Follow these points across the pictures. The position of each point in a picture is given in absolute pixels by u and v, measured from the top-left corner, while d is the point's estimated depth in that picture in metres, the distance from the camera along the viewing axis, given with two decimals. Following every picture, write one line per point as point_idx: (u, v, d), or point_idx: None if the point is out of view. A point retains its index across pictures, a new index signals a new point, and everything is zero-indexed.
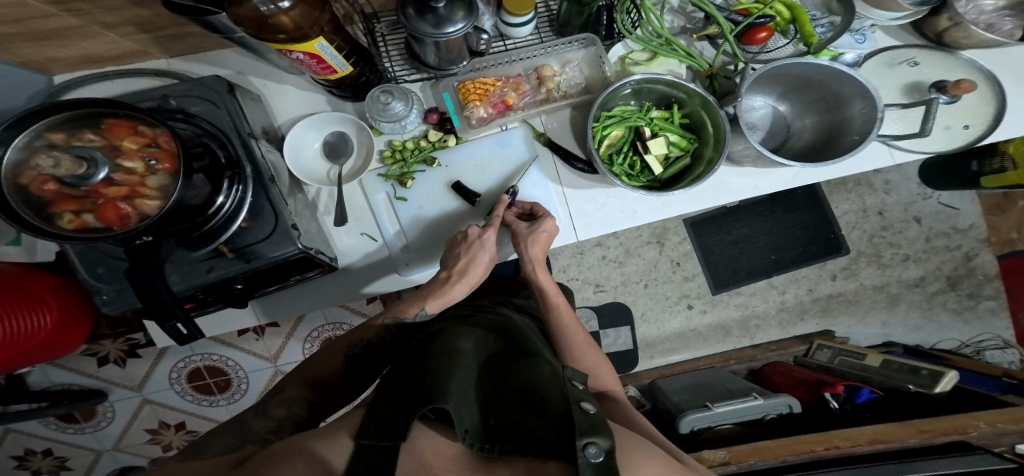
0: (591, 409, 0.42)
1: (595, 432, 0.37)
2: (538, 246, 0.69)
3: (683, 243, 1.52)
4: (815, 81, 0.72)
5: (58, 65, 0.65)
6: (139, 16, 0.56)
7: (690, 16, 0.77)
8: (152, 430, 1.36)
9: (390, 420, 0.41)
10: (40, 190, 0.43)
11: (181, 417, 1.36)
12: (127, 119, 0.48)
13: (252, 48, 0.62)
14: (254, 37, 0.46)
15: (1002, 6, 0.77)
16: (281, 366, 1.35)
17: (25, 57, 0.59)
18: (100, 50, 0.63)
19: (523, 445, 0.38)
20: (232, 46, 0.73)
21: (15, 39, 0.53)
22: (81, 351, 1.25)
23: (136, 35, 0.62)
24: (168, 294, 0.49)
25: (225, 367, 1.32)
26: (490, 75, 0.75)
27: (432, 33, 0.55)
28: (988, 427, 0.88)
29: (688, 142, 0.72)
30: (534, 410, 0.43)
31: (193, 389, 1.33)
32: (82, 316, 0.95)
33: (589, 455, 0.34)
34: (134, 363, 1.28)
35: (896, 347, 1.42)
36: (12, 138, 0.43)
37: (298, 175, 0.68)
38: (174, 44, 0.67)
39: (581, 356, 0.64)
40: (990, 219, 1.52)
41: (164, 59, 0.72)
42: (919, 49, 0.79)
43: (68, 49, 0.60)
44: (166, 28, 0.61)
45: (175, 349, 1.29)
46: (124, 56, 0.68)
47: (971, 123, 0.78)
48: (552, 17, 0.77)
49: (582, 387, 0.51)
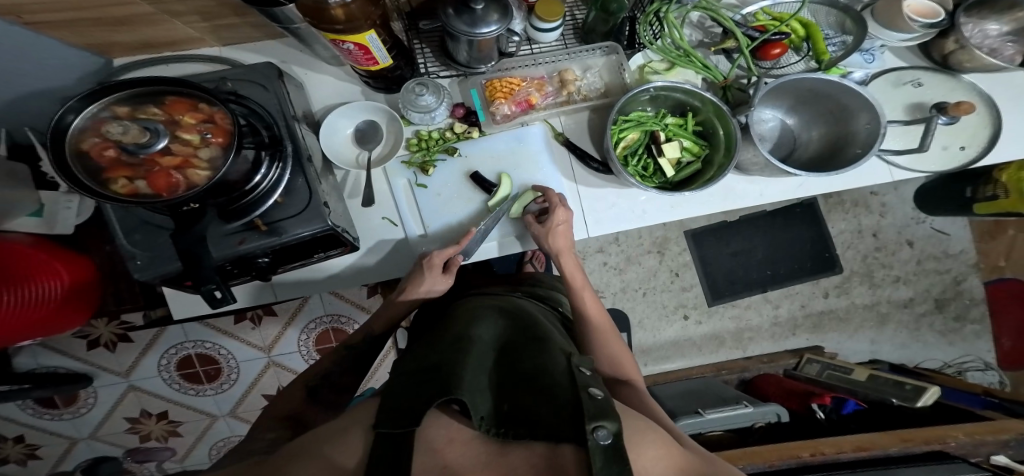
0: (599, 395, 0.45)
1: (603, 416, 0.39)
2: (560, 237, 0.73)
3: (684, 253, 1.56)
4: (825, 95, 0.77)
5: (115, 49, 0.71)
6: (204, 5, 0.61)
7: (709, 31, 0.82)
8: (132, 419, 1.37)
9: (404, 410, 0.42)
10: (100, 156, 0.46)
11: (163, 406, 1.37)
12: (187, 97, 0.51)
13: (302, 39, 0.67)
14: (313, 26, 0.51)
15: (1006, 31, 0.84)
16: (275, 357, 1.37)
17: (89, 40, 0.65)
18: (159, 36, 0.68)
19: (535, 430, 0.41)
20: (281, 37, 0.77)
21: (81, 23, 0.59)
22: (74, 333, 1.26)
23: (196, 24, 0.67)
24: (207, 259, 0.52)
25: (217, 356, 1.34)
26: (515, 76, 0.79)
27: (466, 31, 0.59)
28: (966, 437, 0.93)
29: (700, 148, 0.76)
30: (545, 396, 0.46)
31: (181, 377, 1.34)
32: (88, 293, 0.93)
33: (598, 438, 0.36)
34: (125, 348, 1.29)
35: (883, 365, 1.47)
36: (83, 106, 0.46)
37: (331, 158, 0.72)
38: (227, 33, 0.72)
39: (609, 350, 0.66)
40: (981, 246, 1.57)
41: (217, 47, 0.77)
42: (923, 71, 0.85)
43: (129, 35, 0.66)
44: (225, 18, 0.66)
45: (169, 336, 1.30)
46: (179, 42, 0.73)
47: (968, 144, 0.83)
48: (577, 25, 0.82)
49: (589, 372, 0.53)
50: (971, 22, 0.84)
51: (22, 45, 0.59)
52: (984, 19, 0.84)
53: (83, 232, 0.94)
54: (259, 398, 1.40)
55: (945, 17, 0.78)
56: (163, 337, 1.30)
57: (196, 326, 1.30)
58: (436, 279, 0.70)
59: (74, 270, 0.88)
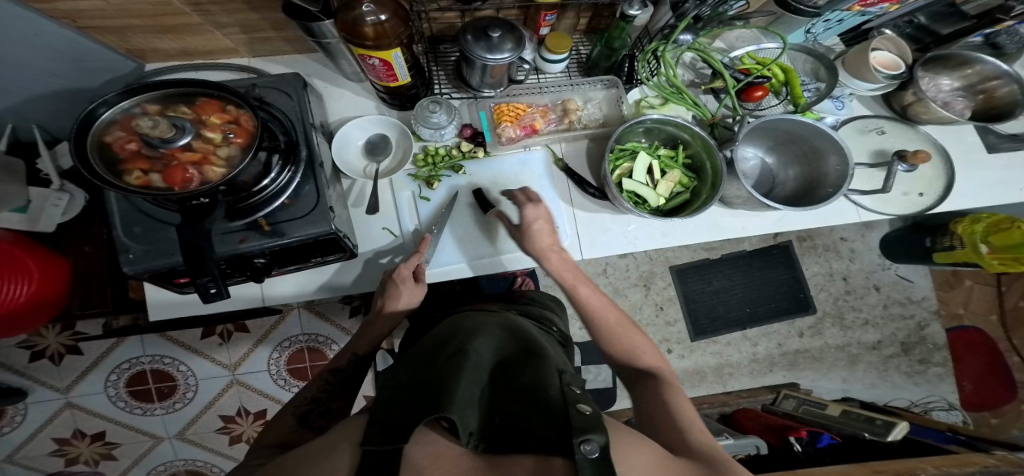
0: (588, 410, 0.42)
1: (591, 429, 0.37)
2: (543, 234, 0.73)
3: (669, 288, 1.60)
4: (799, 136, 0.85)
5: (153, 56, 0.77)
6: (247, 20, 0.69)
7: (699, 72, 0.91)
8: (61, 440, 1.26)
9: (391, 426, 0.40)
10: (121, 149, 0.48)
11: (102, 425, 1.26)
12: (218, 99, 0.54)
13: (329, 55, 0.71)
14: (347, 42, 0.59)
15: (957, 87, 0.96)
16: (240, 375, 1.30)
17: (129, 46, 0.71)
18: (197, 45, 0.75)
19: (525, 442, 0.40)
20: (309, 53, 0.83)
21: (136, 30, 0.66)
22: (19, 343, 1.20)
23: (235, 36, 0.74)
24: (211, 253, 0.51)
25: (175, 373, 1.27)
26: (522, 102, 0.85)
27: (483, 55, 0.65)
28: (936, 468, 0.96)
29: (689, 180, 0.83)
30: (541, 415, 0.43)
31: (130, 395, 1.26)
32: (59, 292, 0.85)
33: (586, 451, 0.34)
34: (72, 361, 1.22)
35: (854, 402, 1.51)
36: (117, 101, 0.49)
37: (339, 167, 0.75)
38: (262, 46, 0.79)
39: (621, 338, 0.67)
40: (941, 293, 1.68)
41: (245, 58, 0.82)
42: (884, 120, 0.95)
43: (170, 43, 0.73)
44: (264, 32, 0.74)
45: (125, 349, 1.24)
46: (214, 52, 0.78)
47: (925, 192, 0.91)
48: (581, 62, 0.90)
49: (579, 391, 0.50)
50: (927, 76, 0.96)
51: (64, 48, 0.64)
52: (938, 75, 0.96)
53: (67, 229, 0.90)
54: (215, 419, 1.31)
55: (904, 70, 0.88)
56: (117, 351, 1.24)
57: (157, 340, 1.25)
58: (411, 290, 0.72)
59: (51, 269, 0.83)
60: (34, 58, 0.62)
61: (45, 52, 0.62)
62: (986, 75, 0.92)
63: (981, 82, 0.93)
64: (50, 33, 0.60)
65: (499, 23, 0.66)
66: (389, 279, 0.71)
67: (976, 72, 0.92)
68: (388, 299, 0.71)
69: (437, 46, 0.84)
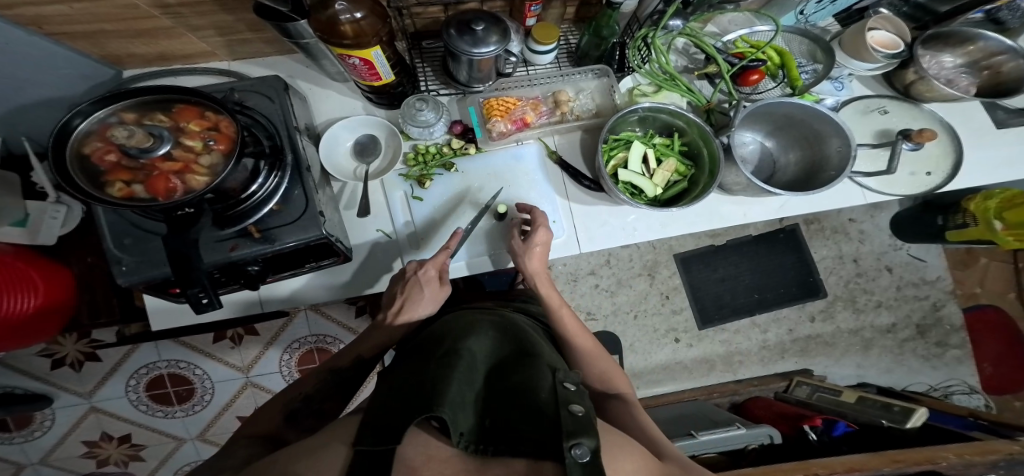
0: (580, 411, 0.41)
1: (581, 433, 0.36)
2: (536, 260, 0.72)
3: (673, 277, 1.57)
4: (799, 120, 0.82)
5: (131, 61, 0.77)
6: (221, 21, 0.68)
7: (692, 57, 0.88)
8: (90, 443, 1.30)
9: (385, 426, 0.40)
10: (101, 160, 0.48)
11: (128, 428, 1.30)
12: (195, 105, 0.53)
13: (311, 56, 0.71)
14: (325, 43, 0.59)
15: (959, 64, 0.92)
16: (254, 377, 1.32)
17: (104, 51, 0.71)
18: (175, 49, 0.74)
19: (516, 443, 0.38)
20: (291, 54, 0.83)
21: (110, 35, 0.66)
22: (38, 351, 1.18)
23: (212, 38, 0.73)
24: (200, 262, 0.50)
25: (191, 376, 1.28)
26: (512, 96, 0.83)
27: (468, 50, 0.63)
28: (958, 458, 0.93)
29: (686, 169, 0.81)
30: (531, 415, 0.41)
31: (150, 399, 1.28)
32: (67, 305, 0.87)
33: (575, 456, 0.33)
34: (92, 368, 1.22)
35: (871, 388, 1.48)
36: (93, 111, 0.48)
37: (329, 169, 0.75)
38: (243, 48, 0.78)
39: (596, 361, 0.68)
40: (957, 273, 1.62)
41: (226, 61, 0.82)
42: (887, 99, 0.91)
43: (146, 47, 0.72)
44: (241, 33, 0.73)
45: (140, 355, 1.23)
46: (193, 56, 0.78)
47: (933, 171, 0.88)
48: (570, 51, 0.88)
49: (574, 388, 0.49)
50: (928, 54, 0.91)
51: (42, 57, 0.64)
52: (940, 52, 0.92)
53: (66, 240, 0.91)
54: (232, 420, 1.34)
55: (903, 49, 0.85)
56: (134, 356, 1.23)
57: (172, 345, 1.24)
58: (435, 290, 0.70)
59: (55, 281, 0.83)
60: (13, 70, 0.62)
61: (23, 63, 0.62)
62: (990, 52, 0.88)
63: (986, 58, 0.89)
64: (23, 42, 0.60)
65: (482, 15, 0.64)
66: (410, 279, 0.69)
67: (979, 49, 0.88)
68: (404, 298, 0.69)
69: (421, 42, 0.83)
